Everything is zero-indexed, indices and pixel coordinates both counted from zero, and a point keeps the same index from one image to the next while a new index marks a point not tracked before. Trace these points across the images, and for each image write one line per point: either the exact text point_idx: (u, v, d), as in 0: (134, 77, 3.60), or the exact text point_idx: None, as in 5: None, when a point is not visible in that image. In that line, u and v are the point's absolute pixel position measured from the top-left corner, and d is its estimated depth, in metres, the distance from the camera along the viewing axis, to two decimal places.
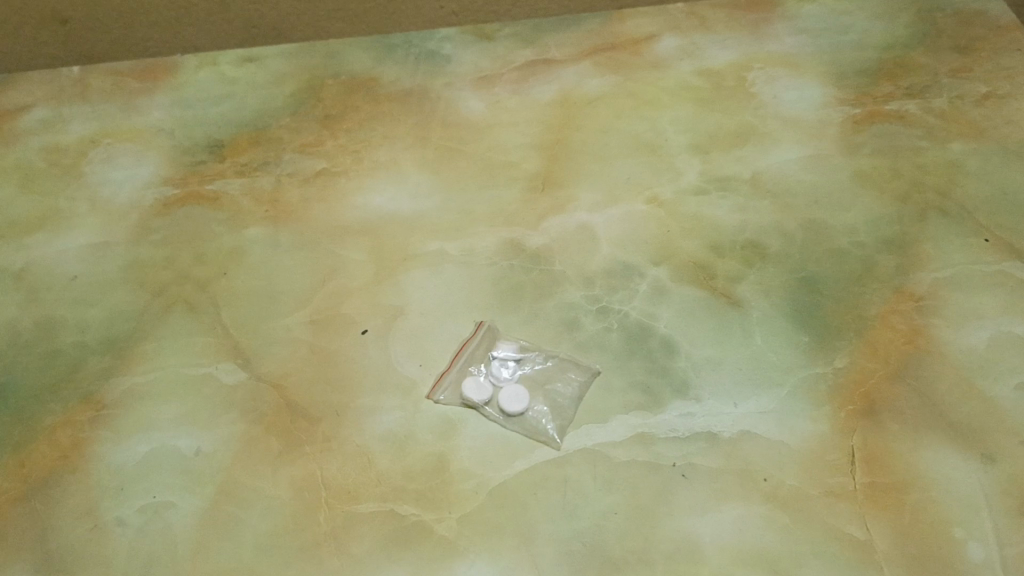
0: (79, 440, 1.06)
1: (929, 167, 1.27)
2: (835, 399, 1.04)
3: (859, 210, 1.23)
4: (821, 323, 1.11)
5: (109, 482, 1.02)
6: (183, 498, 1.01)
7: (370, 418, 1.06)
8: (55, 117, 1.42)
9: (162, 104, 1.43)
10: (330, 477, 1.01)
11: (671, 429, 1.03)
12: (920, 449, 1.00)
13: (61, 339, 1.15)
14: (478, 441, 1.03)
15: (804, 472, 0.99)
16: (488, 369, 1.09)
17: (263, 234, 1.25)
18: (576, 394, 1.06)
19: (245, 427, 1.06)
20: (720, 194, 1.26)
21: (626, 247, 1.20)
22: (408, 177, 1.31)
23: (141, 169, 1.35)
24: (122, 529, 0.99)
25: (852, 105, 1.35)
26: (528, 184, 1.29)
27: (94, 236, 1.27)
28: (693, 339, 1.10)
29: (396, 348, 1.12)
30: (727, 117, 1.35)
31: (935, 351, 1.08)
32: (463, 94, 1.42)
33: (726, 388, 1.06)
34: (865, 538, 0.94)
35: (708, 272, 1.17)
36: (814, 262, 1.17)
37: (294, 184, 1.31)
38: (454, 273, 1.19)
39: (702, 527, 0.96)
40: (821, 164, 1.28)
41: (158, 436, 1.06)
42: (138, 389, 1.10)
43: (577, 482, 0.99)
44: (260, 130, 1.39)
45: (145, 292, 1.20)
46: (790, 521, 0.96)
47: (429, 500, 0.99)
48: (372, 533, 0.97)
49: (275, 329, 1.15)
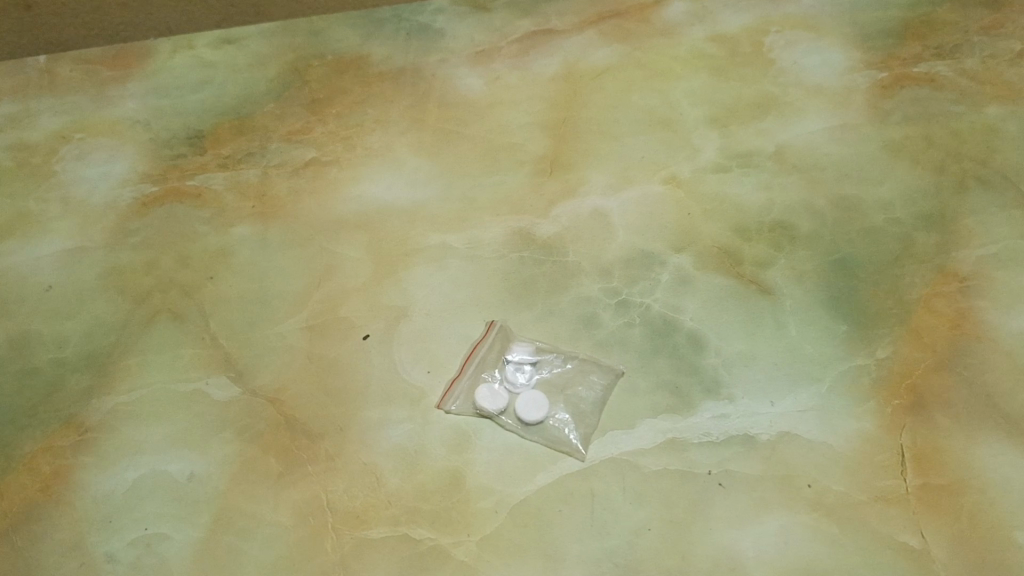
0: (61, 468, 0.97)
1: (964, 134, 1.18)
2: (880, 393, 0.96)
3: (892, 183, 1.14)
4: (859, 310, 1.03)
5: (96, 514, 0.94)
6: (176, 528, 0.93)
7: (376, 433, 0.97)
8: (22, 111, 1.32)
9: (136, 93, 1.33)
10: (337, 500, 0.93)
11: (704, 433, 0.95)
12: (975, 446, 0.93)
13: (37, 356, 1.06)
14: (495, 454, 0.95)
15: (851, 476, 0.91)
16: (503, 374, 1.00)
17: (250, 232, 1.16)
18: (600, 398, 0.98)
19: (242, 447, 0.98)
20: (743, 170, 1.17)
21: (645, 233, 1.12)
22: (404, 164, 1.22)
23: (116, 164, 1.25)
24: (112, 566, 0.90)
25: (878, 69, 1.26)
26: (535, 167, 1.19)
27: (69, 240, 1.17)
28: (722, 333, 1.02)
29: (401, 354, 1.03)
30: (745, 86, 1.26)
31: (984, 336, 1.00)
32: (459, 71, 1.32)
33: (762, 385, 0.98)
34: (920, 547, 0.87)
35: (735, 258, 1.08)
36: (848, 242, 1.09)
37: (281, 177, 1.22)
38: (460, 269, 1.10)
39: (744, 540, 0.88)
40: (849, 135, 1.19)
41: (147, 461, 0.97)
42: (124, 408, 1.01)
43: (606, 496, 0.91)
44: (243, 117, 1.29)
45: (126, 301, 1.11)
46: (839, 530, 0.88)
47: (445, 522, 0.91)
48: (385, 561, 0.89)
49: (269, 337, 1.06)
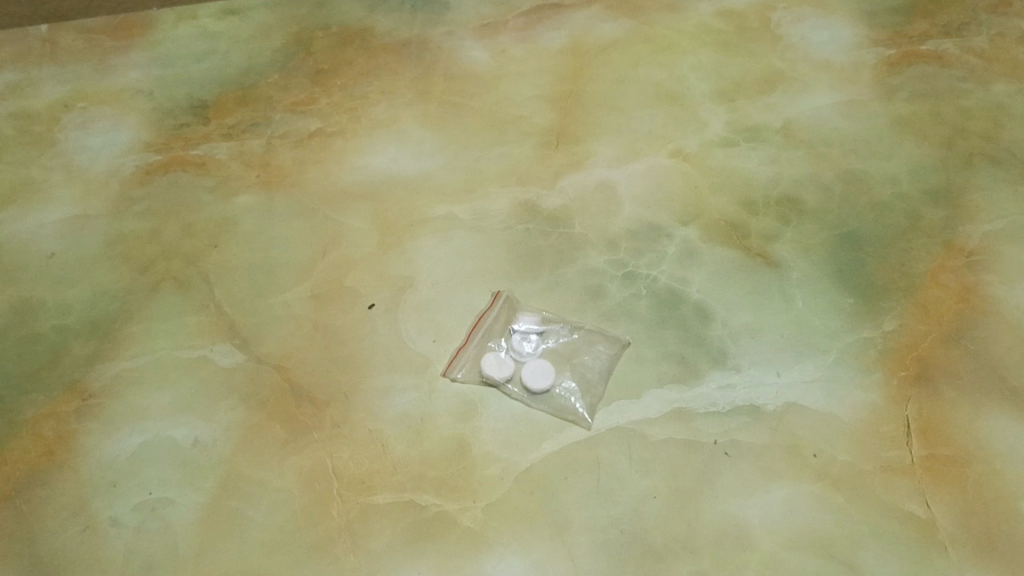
0: (65, 433, 0.97)
1: (972, 111, 1.18)
2: (886, 365, 0.96)
3: (899, 158, 1.14)
4: (866, 284, 1.03)
5: (100, 478, 0.94)
6: (181, 493, 0.92)
7: (382, 400, 0.97)
8: (23, 79, 1.31)
9: (139, 63, 1.32)
10: (342, 466, 0.93)
11: (710, 404, 0.95)
12: (981, 417, 0.93)
13: (41, 322, 1.06)
14: (501, 422, 0.95)
15: (857, 446, 0.91)
16: (509, 343, 1.00)
17: (255, 201, 1.16)
18: (606, 368, 0.98)
19: (246, 413, 0.97)
20: (750, 145, 1.17)
21: (652, 205, 1.11)
22: (410, 135, 1.21)
23: (119, 133, 1.24)
24: (116, 530, 0.90)
25: (886, 46, 1.26)
26: (541, 139, 1.19)
27: (72, 208, 1.16)
28: (728, 305, 1.02)
29: (406, 323, 1.03)
30: (752, 61, 1.26)
31: (990, 310, 1.00)
32: (465, 43, 1.31)
33: (768, 356, 0.98)
34: (926, 516, 0.87)
35: (741, 230, 1.08)
36: (855, 216, 1.09)
37: (286, 147, 1.21)
38: (466, 239, 1.10)
39: (750, 509, 0.88)
40: (856, 110, 1.19)
41: (151, 427, 0.97)
42: (127, 374, 1.01)
43: (612, 464, 0.91)
44: (247, 87, 1.28)
45: (130, 269, 1.10)
46: (845, 499, 0.88)
47: (451, 489, 0.91)
48: (390, 527, 0.89)
49: (274, 306, 1.05)
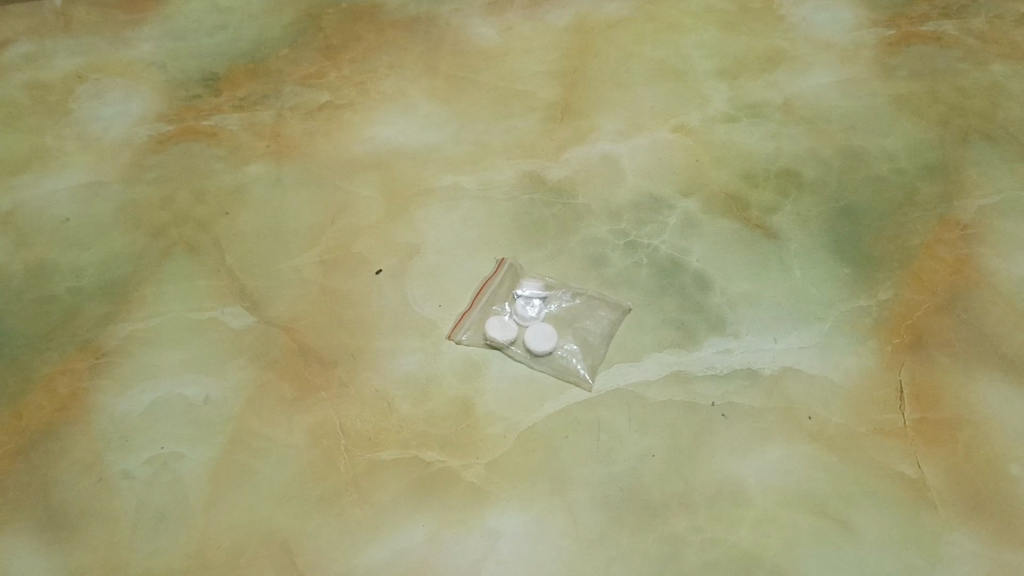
0: (78, 389, 0.99)
1: (969, 90, 1.21)
2: (881, 332, 0.99)
3: (897, 135, 1.16)
4: (863, 256, 1.05)
5: (113, 433, 0.96)
6: (192, 448, 0.94)
7: (388, 361, 1.00)
8: (38, 51, 1.33)
9: (152, 36, 1.35)
10: (349, 424, 0.95)
11: (708, 367, 0.97)
12: (973, 383, 0.95)
13: (56, 284, 1.08)
14: (504, 383, 0.97)
15: (851, 409, 0.94)
16: (513, 308, 1.02)
17: (265, 170, 1.18)
18: (607, 332, 1.00)
19: (255, 372, 0.99)
20: (751, 121, 1.19)
21: (654, 177, 1.14)
22: (418, 108, 1.23)
23: (132, 103, 1.26)
24: (128, 482, 0.92)
25: (885, 27, 1.29)
26: (547, 113, 1.21)
27: (86, 175, 1.19)
28: (727, 274, 1.05)
29: (413, 288, 1.06)
30: (754, 40, 1.28)
31: (983, 282, 1.02)
32: (473, 20, 1.34)
33: (766, 324, 1.00)
34: (917, 477, 0.89)
35: (741, 203, 1.11)
36: (853, 190, 1.11)
37: (296, 118, 1.23)
38: (472, 208, 1.12)
39: (745, 468, 0.90)
40: (856, 88, 1.21)
41: (163, 384, 0.99)
42: (140, 335, 1.03)
43: (612, 424, 0.94)
44: (258, 61, 1.31)
45: (143, 234, 1.12)
46: (839, 460, 0.90)
47: (455, 446, 0.93)
48: (395, 482, 0.91)
49: (283, 270, 1.08)
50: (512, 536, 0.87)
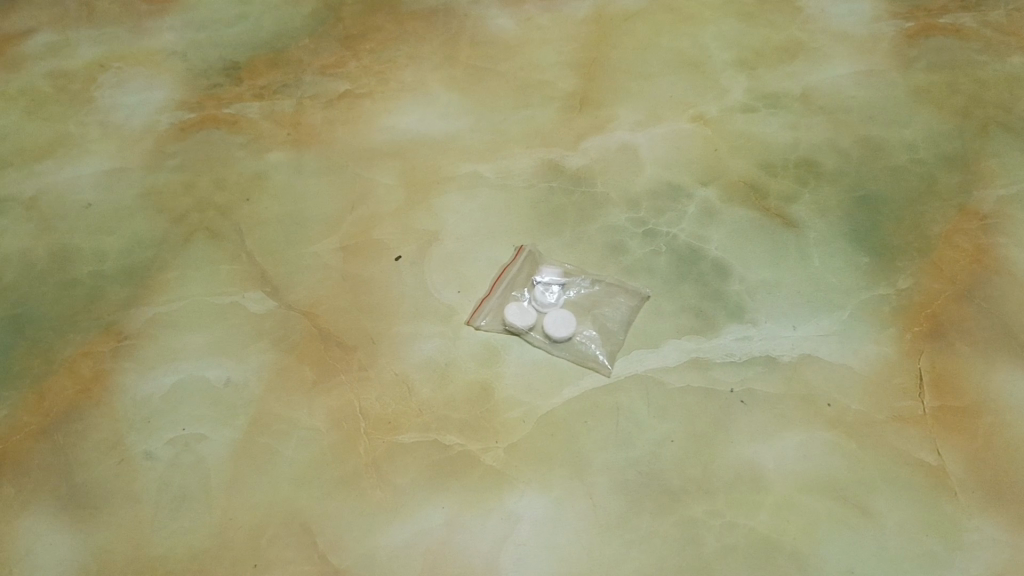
0: (101, 371, 1.00)
1: (988, 82, 1.21)
2: (900, 321, 0.99)
3: (915, 126, 1.16)
4: (881, 245, 1.05)
5: (135, 415, 0.96)
6: (214, 429, 0.95)
7: (408, 346, 1.00)
8: (60, 41, 1.35)
9: (174, 26, 1.36)
10: (369, 407, 0.96)
11: (727, 354, 0.97)
12: (993, 371, 0.95)
13: (79, 269, 1.09)
14: (523, 368, 0.98)
15: (871, 397, 0.94)
16: (532, 294, 1.02)
17: (286, 158, 1.19)
18: (626, 318, 1.00)
19: (276, 355, 1.00)
20: (769, 111, 1.19)
21: (673, 166, 1.14)
22: (437, 97, 1.24)
23: (154, 91, 1.28)
24: (151, 463, 0.93)
25: (904, 19, 1.29)
26: (565, 103, 1.22)
27: (108, 162, 1.20)
28: (746, 262, 1.05)
29: (433, 274, 1.06)
30: (772, 32, 1.29)
31: (1003, 271, 1.02)
32: (491, 11, 1.35)
33: (785, 312, 1.01)
34: (937, 464, 0.89)
35: (760, 193, 1.11)
36: (871, 180, 1.11)
37: (316, 107, 1.24)
38: (491, 196, 1.13)
39: (765, 453, 0.91)
40: (874, 79, 1.22)
41: (185, 367, 1.00)
42: (162, 318, 1.04)
43: (631, 409, 0.94)
44: (278, 50, 1.32)
45: (165, 220, 1.13)
46: (859, 447, 0.91)
47: (474, 430, 0.93)
48: (415, 465, 0.91)
49: (304, 256, 1.09)
50: (532, 520, 0.88)
